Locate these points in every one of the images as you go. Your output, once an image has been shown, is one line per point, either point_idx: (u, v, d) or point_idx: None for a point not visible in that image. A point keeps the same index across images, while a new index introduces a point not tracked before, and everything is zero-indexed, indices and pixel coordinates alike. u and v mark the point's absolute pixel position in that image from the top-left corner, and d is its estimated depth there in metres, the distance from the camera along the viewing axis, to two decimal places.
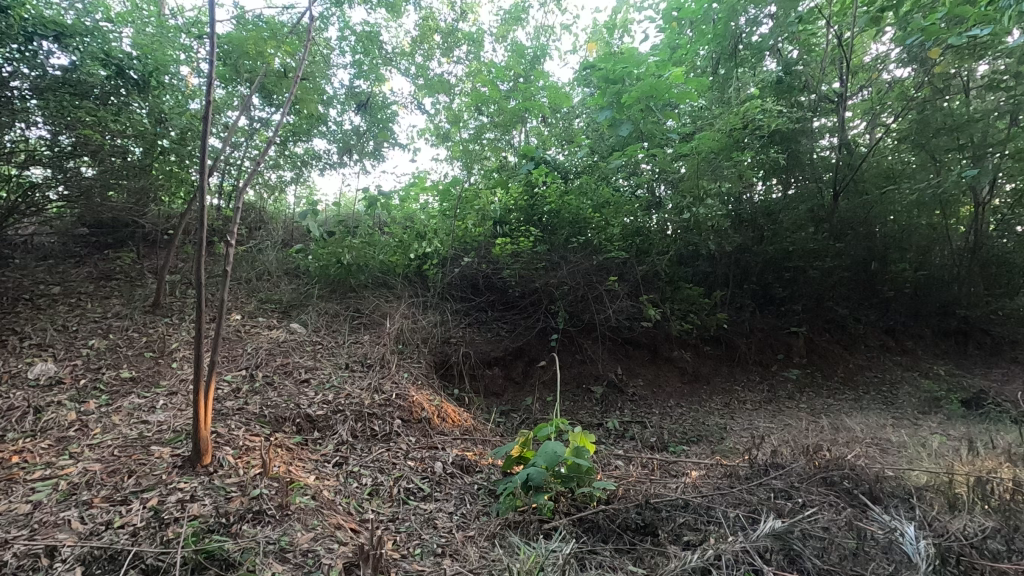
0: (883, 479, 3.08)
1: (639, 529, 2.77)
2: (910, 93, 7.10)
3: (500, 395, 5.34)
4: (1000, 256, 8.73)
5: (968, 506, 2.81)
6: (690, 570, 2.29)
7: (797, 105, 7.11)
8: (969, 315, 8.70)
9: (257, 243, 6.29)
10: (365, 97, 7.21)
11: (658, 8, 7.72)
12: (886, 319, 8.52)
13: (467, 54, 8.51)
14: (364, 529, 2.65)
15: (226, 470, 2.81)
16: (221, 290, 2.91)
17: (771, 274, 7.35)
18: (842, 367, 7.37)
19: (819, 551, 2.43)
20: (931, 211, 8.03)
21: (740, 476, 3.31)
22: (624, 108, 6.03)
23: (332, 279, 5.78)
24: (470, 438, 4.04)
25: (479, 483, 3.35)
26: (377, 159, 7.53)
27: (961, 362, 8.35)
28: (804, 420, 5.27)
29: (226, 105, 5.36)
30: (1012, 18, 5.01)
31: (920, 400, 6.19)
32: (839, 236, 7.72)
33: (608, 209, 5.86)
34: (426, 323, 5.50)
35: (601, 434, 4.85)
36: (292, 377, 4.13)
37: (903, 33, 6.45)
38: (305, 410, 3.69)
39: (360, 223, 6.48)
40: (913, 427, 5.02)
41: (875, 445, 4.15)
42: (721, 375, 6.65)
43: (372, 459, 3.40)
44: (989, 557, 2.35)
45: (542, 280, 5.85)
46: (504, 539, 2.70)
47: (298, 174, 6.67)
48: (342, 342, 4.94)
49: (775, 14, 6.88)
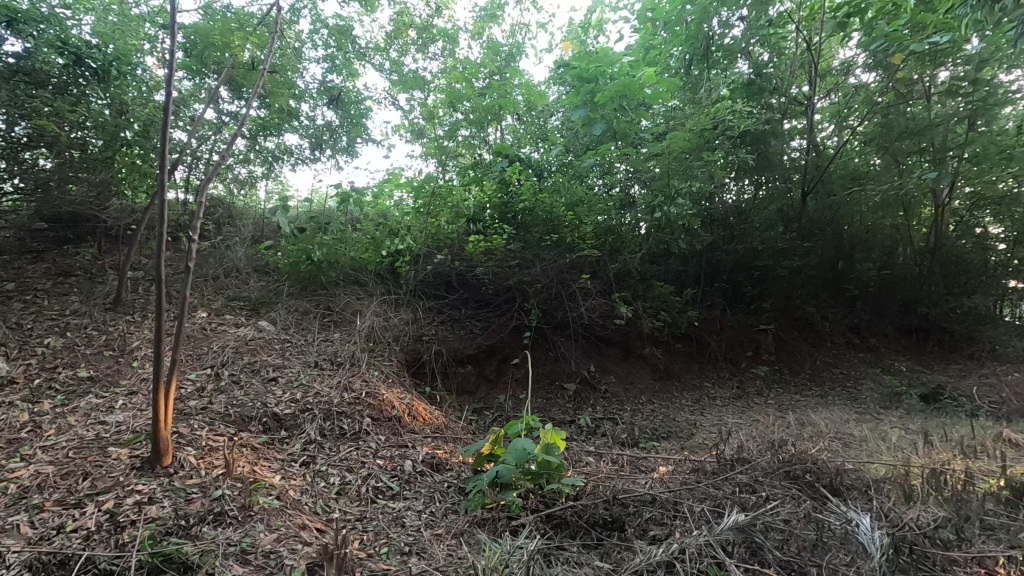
0: (843, 473, 3.16)
1: (607, 525, 2.79)
2: (874, 98, 7.34)
3: (473, 393, 5.33)
4: (960, 256, 9.05)
5: (922, 498, 2.91)
6: (654, 564, 2.31)
7: (767, 106, 7.26)
8: (930, 313, 9.01)
9: (225, 238, 6.12)
10: (337, 91, 7.02)
11: (633, 8, 7.80)
12: (852, 317, 8.75)
13: (442, 50, 8.43)
14: (330, 529, 2.61)
15: (187, 471, 2.75)
16: (184, 286, 2.81)
17: (742, 273, 7.48)
18: (809, 364, 7.54)
19: (779, 543, 2.48)
20: (893, 212, 8.32)
21: (706, 471, 3.36)
22: (597, 107, 6.09)
23: (303, 276, 5.68)
24: (441, 436, 4.02)
25: (449, 481, 3.34)
26: (350, 155, 7.42)
27: (922, 358, 8.63)
28: (771, 415, 5.38)
29: (193, 97, 5.18)
30: (969, 26, 5.21)
31: (881, 395, 6.37)
32: (807, 236, 7.89)
33: (582, 207, 5.90)
34: (399, 320, 5.44)
35: (573, 431, 4.88)
36: (260, 376, 4.05)
37: (868, 38, 6.65)
38: (272, 409, 3.63)
39: (332, 219, 6.38)
40: (874, 421, 5.18)
41: (839, 439, 4.26)
42: (692, 372, 6.76)
43: (340, 458, 3.36)
44: (941, 545, 2.44)
45: (516, 278, 5.70)
46: (472, 536, 2.70)
47: (269, 169, 6.61)
48: (312, 340, 4.86)
49: (746, 17, 7.04)
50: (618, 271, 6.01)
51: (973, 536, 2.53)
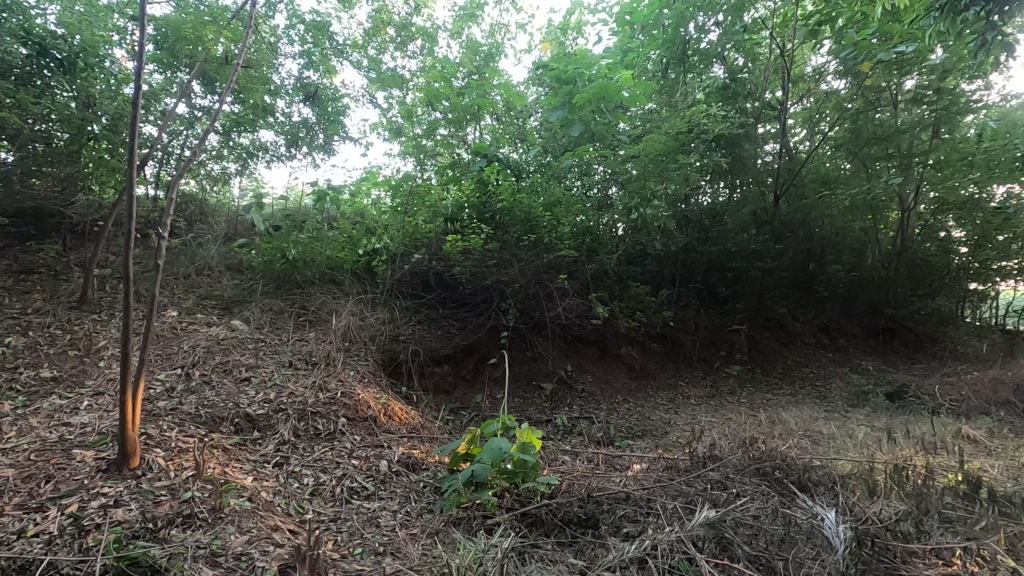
0: (811, 469, 3.25)
1: (581, 522, 2.82)
2: (845, 104, 7.60)
3: (449, 393, 5.33)
4: (925, 260, 9.36)
5: (885, 492, 3.02)
6: (627, 561, 2.35)
7: (742, 110, 7.40)
8: (896, 314, 9.29)
9: (197, 236, 5.99)
10: (313, 88, 6.93)
11: (612, 11, 7.89)
12: (822, 317, 8.97)
13: (421, 49, 8.36)
14: (303, 530, 2.59)
15: (155, 473, 2.69)
16: (153, 284, 2.73)
17: (716, 274, 7.60)
18: (780, 363, 7.71)
19: (748, 539, 2.54)
20: (861, 215, 8.61)
21: (679, 469, 3.42)
22: (576, 108, 6.14)
23: (277, 275, 5.60)
24: (417, 436, 4.01)
25: (425, 481, 3.33)
26: (327, 153, 7.34)
27: (888, 357, 8.90)
28: (743, 414, 5.49)
29: (164, 91, 5.05)
30: (933, 37, 5.40)
31: (849, 394, 6.56)
32: (779, 238, 8.06)
33: (560, 208, 5.94)
34: (375, 320, 5.39)
35: (550, 430, 4.91)
36: (232, 376, 3.98)
37: (839, 46, 6.86)
38: (244, 410, 3.57)
39: (307, 218, 6.30)
40: (841, 419, 5.33)
41: (808, 436, 4.38)
42: (667, 371, 6.86)
43: (315, 458, 3.32)
44: (901, 537, 2.54)
45: (494, 276, 5.71)
46: (446, 536, 2.69)
47: (243, 166, 6.52)
48: (286, 340, 4.79)
49: (722, 22, 7.21)
50: (595, 271, 6.06)
51: (932, 528, 2.63)
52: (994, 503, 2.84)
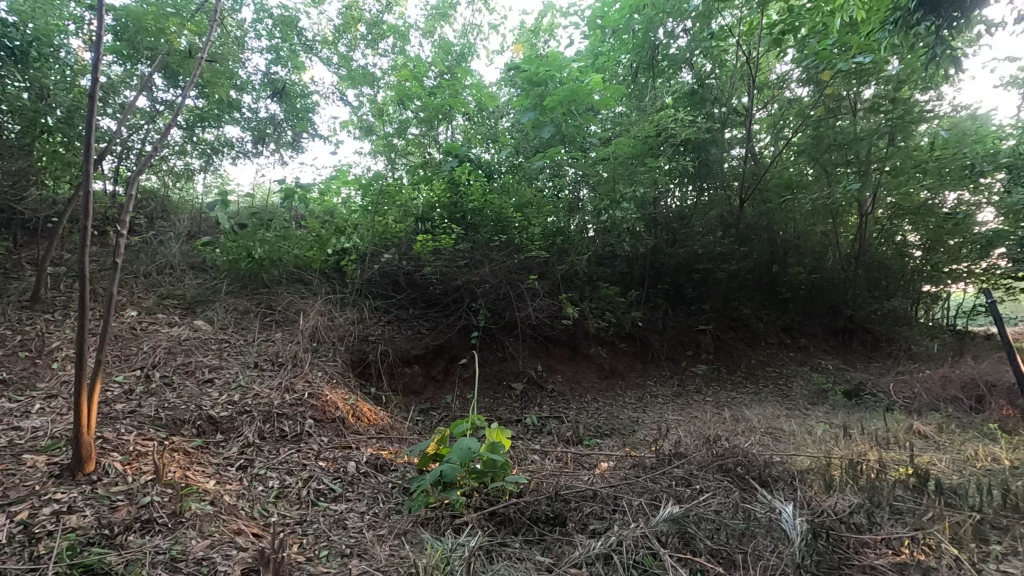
0: (770, 465, 3.35)
1: (549, 521, 2.85)
2: (807, 112, 7.84)
3: (419, 394, 5.31)
4: (881, 262, 9.80)
5: (841, 486, 3.14)
6: (593, 557, 2.39)
7: (708, 115, 7.63)
8: (854, 315, 9.64)
9: (158, 233, 5.81)
10: (281, 84, 6.83)
11: (583, 14, 7.99)
12: (785, 318, 9.23)
13: (393, 47, 8.29)
14: (267, 534, 2.55)
15: (112, 478, 2.61)
16: (111, 282, 2.65)
17: (683, 275, 7.74)
18: (744, 362, 7.92)
19: (710, 533, 2.60)
20: (821, 219, 8.93)
21: (645, 466, 3.48)
22: (547, 110, 6.21)
23: (243, 274, 5.48)
24: (386, 437, 3.98)
25: (393, 482, 3.31)
26: (296, 150, 7.19)
27: (847, 356, 9.22)
28: (708, 412, 5.62)
29: (124, 83, 4.87)
30: (888, 48, 5.63)
31: (810, 392, 6.78)
32: (745, 240, 8.26)
33: (531, 209, 5.98)
34: (344, 320, 5.32)
35: (520, 430, 4.94)
36: (194, 377, 3.87)
37: (801, 55, 7.09)
38: (207, 412, 3.49)
39: (275, 216, 6.21)
40: (802, 416, 5.51)
41: (769, 433, 4.52)
42: (636, 371, 6.96)
43: (280, 461, 3.27)
44: (854, 529, 2.65)
45: (464, 278, 5.66)
46: (414, 536, 2.69)
47: (207, 162, 6.37)
48: (251, 340, 4.69)
49: (690, 29, 7.37)
50: (566, 272, 6.11)
51: (882, 520, 2.75)
52: (941, 495, 2.99)
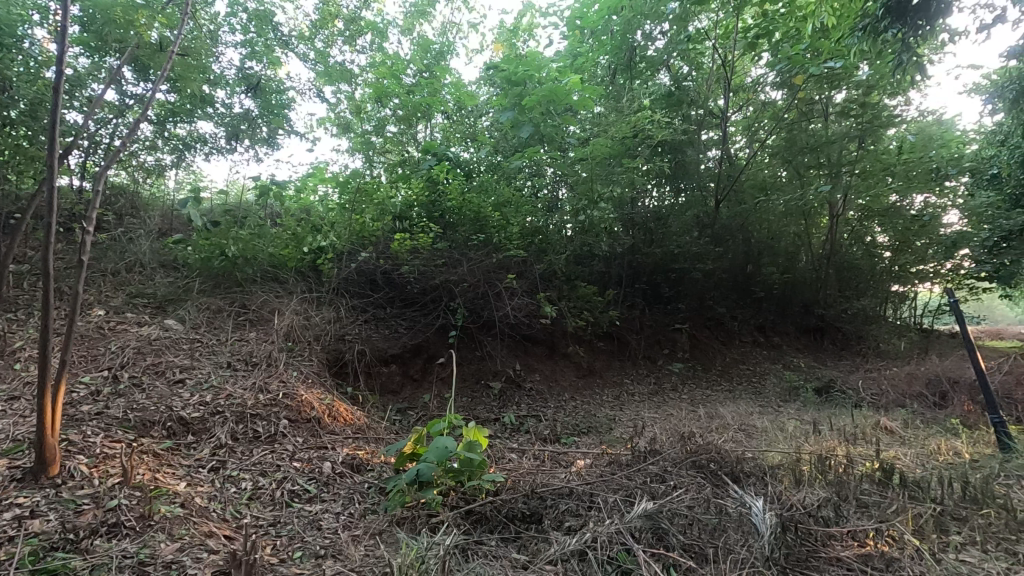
0: (743, 461, 3.41)
1: (525, 518, 2.87)
2: (781, 115, 7.98)
3: (397, 393, 5.29)
4: (852, 263, 10.14)
5: (811, 481, 3.22)
6: (568, 553, 2.42)
7: (685, 117, 7.74)
8: (826, 314, 9.86)
9: (127, 230, 5.65)
10: (256, 79, 6.72)
11: (562, 15, 8.03)
12: (759, 317, 9.40)
13: (371, 44, 8.19)
14: (239, 535, 2.51)
15: (77, 481, 2.54)
16: (77, 281, 2.58)
17: (660, 275, 7.83)
18: (719, 360, 8.05)
19: (684, 528, 2.65)
20: (794, 220, 9.13)
21: (622, 463, 3.53)
22: (525, 110, 6.24)
23: (215, 272, 5.37)
24: (362, 437, 3.95)
25: (369, 482, 3.29)
26: (270, 146, 7.06)
27: (818, 354, 9.44)
28: (684, 410, 5.70)
29: (92, 76, 4.73)
30: (857, 54, 5.78)
31: (782, 390, 6.92)
32: (721, 240, 8.39)
33: (509, 208, 5.97)
34: (320, 319, 5.26)
35: (498, 429, 4.94)
36: (164, 378, 3.79)
37: (775, 59, 7.24)
38: (178, 413, 3.42)
39: (249, 214, 6.10)
40: (774, 413, 5.63)
41: (743, 430, 4.61)
42: (613, 369, 7.03)
43: (253, 462, 3.22)
44: (822, 522, 2.73)
45: (442, 276, 5.63)
46: (390, 535, 2.68)
47: (179, 158, 6.24)
48: (224, 340, 4.61)
49: (667, 31, 7.47)
50: (544, 271, 6.14)
51: (849, 513, 2.84)
52: (905, 488, 3.10)
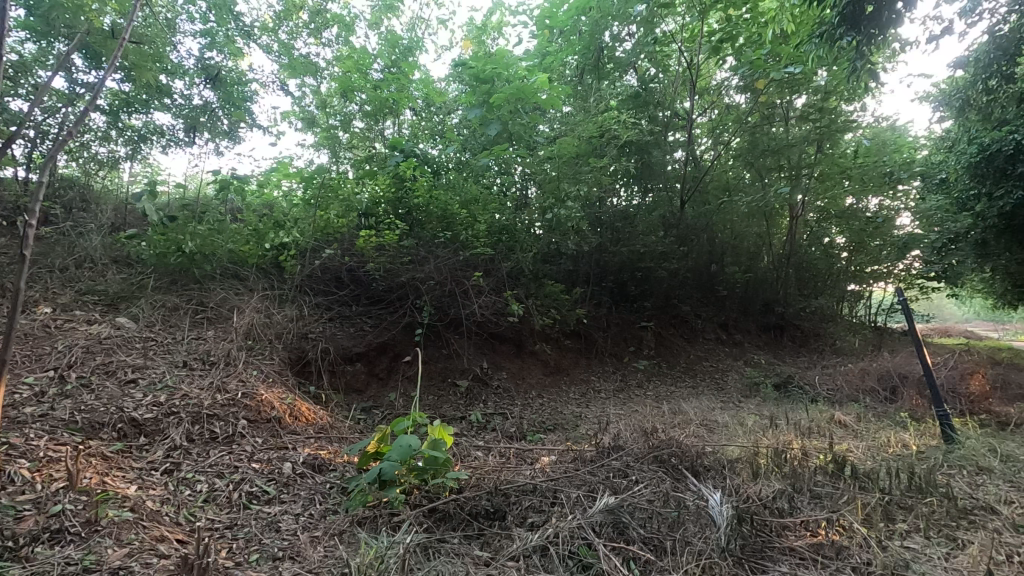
0: (703, 455, 3.49)
1: (489, 515, 2.87)
2: (744, 118, 8.19)
3: (362, 392, 5.22)
4: (810, 263, 10.46)
5: (767, 473, 3.32)
6: (530, 549, 2.43)
7: (651, 118, 7.86)
8: (785, 312, 10.15)
9: (77, 224, 5.41)
10: (216, 70, 6.50)
11: (532, 13, 8.06)
12: (722, 315, 9.61)
13: (337, 37, 8.02)
14: (193, 539, 2.43)
15: (18, 486, 2.42)
16: (17, 276, 2.46)
17: (627, 274, 7.92)
18: (683, 358, 8.21)
19: (643, 522, 2.69)
20: (756, 221, 9.37)
21: (585, 459, 3.56)
22: (493, 108, 6.22)
23: (172, 268, 5.19)
24: (324, 436, 3.89)
25: (331, 482, 3.23)
26: (232, 140, 6.87)
27: (778, 351, 9.72)
28: (648, 406, 5.80)
29: (39, 62, 4.52)
30: (816, 60, 5.98)
31: (743, 386, 7.11)
32: (685, 240, 8.55)
33: (476, 205, 5.91)
34: (282, 317, 5.15)
35: (464, 427, 4.92)
36: (115, 378, 3.65)
37: (738, 62, 7.40)
38: (129, 414, 3.29)
39: (208, 209, 5.91)
40: (735, 409, 5.77)
41: (704, 425, 4.71)
42: (581, 367, 7.09)
43: (209, 463, 3.13)
44: (776, 513, 2.81)
45: (408, 274, 5.58)
46: (351, 536, 2.64)
47: (134, 150, 6.02)
48: (180, 338, 4.46)
49: (635, 33, 7.57)
50: (511, 270, 6.14)
51: (802, 504, 2.94)
52: (856, 479, 3.22)
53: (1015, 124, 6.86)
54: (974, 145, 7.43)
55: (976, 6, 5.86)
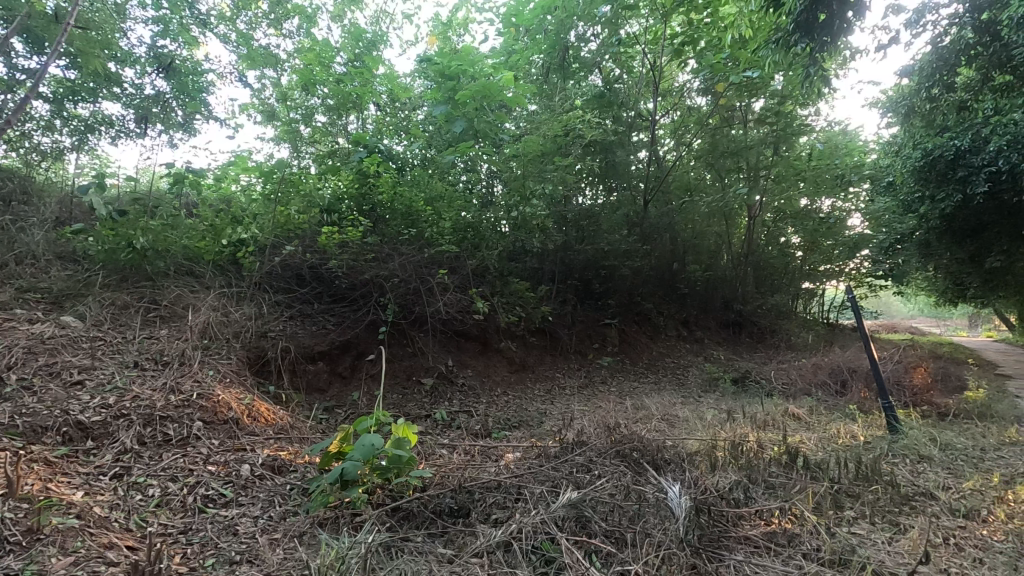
0: (663, 449, 3.57)
1: (452, 513, 2.87)
2: (705, 120, 8.38)
3: (324, 391, 5.12)
4: (768, 262, 10.80)
5: (724, 465, 3.42)
6: (493, 545, 2.45)
7: (615, 118, 7.95)
8: (743, 309, 10.46)
9: (17, 218, 5.11)
10: (168, 59, 6.26)
11: (498, 11, 8.05)
12: (684, 312, 9.83)
13: (298, 29, 7.81)
14: (144, 545, 2.35)
15: None
16: None
17: (592, 272, 8.02)
18: (646, 354, 8.37)
19: (605, 515, 2.74)
20: (717, 220, 9.61)
21: (549, 455, 3.59)
22: (459, 105, 6.21)
23: (122, 265, 4.97)
24: (284, 437, 3.80)
25: (291, 483, 3.17)
26: (187, 132, 6.63)
27: (737, 346, 10.01)
28: (611, 402, 5.89)
29: None
30: (772, 65, 6.17)
31: (703, 381, 7.30)
32: (648, 239, 8.71)
33: (442, 202, 5.84)
34: (240, 315, 5.01)
35: (428, 425, 4.89)
36: (60, 380, 3.48)
37: (700, 65, 7.56)
38: (75, 417, 3.14)
39: (161, 203, 5.68)
40: (695, 403, 5.92)
41: (665, 420, 4.81)
42: (546, 364, 7.14)
43: (162, 467, 3.02)
44: (732, 504, 2.91)
45: (372, 271, 5.51)
46: (311, 538, 2.60)
47: (80, 141, 5.74)
48: (131, 337, 4.29)
49: (600, 33, 7.65)
50: (476, 267, 6.13)
51: (757, 494, 3.05)
52: (807, 470, 3.35)
53: (954, 131, 7.25)
54: (918, 150, 7.72)
55: (920, 18, 6.16)
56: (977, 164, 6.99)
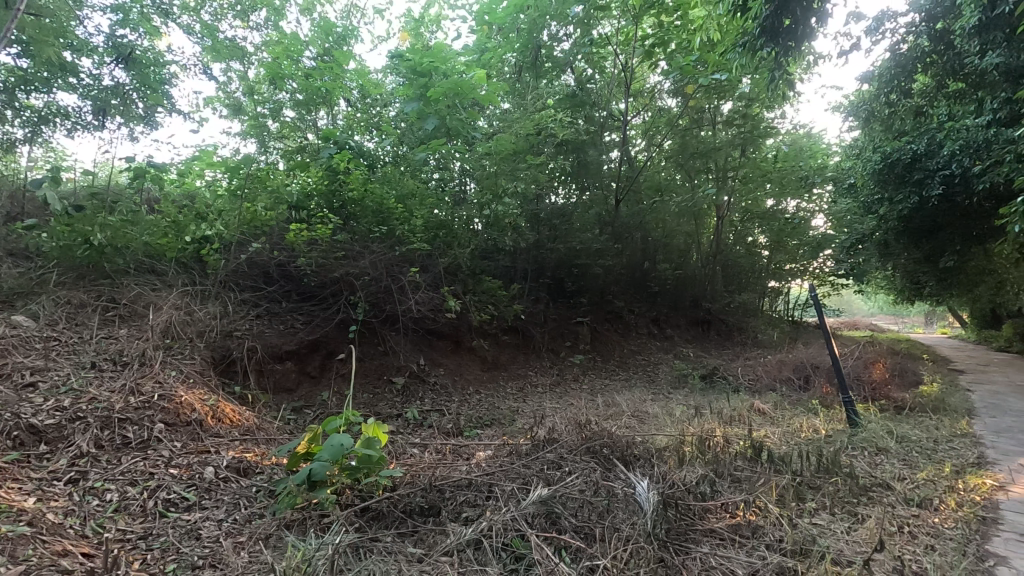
0: (633, 445, 3.61)
1: (423, 512, 2.85)
2: (676, 121, 8.50)
3: (292, 391, 5.04)
4: (735, 261, 11.03)
5: (692, 460, 3.48)
6: (464, 543, 2.44)
7: (587, 118, 8.01)
8: (712, 307, 10.67)
9: None
10: (128, 49, 6.05)
11: (471, 8, 8.03)
12: (655, 310, 9.97)
13: (266, 21, 7.63)
14: (101, 552, 2.27)
15: None
16: None
17: (564, 270, 8.06)
18: (617, 352, 8.47)
19: (575, 511, 2.77)
20: (686, 220, 9.76)
21: (520, 453, 3.61)
22: (430, 102, 6.19)
23: (79, 263, 4.79)
24: (251, 438, 3.73)
25: (258, 485, 3.11)
26: (149, 126, 6.38)
27: (706, 344, 10.21)
28: (582, 399, 5.95)
29: None
30: (739, 68, 6.29)
31: (672, 378, 7.42)
32: (620, 238, 8.80)
33: (413, 200, 5.78)
34: (205, 314, 4.88)
35: (399, 424, 4.85)
36: (10, 382, 3.33)
37: (670, 67, 7.66)
38: (27, 420, 3.01)
39: (121, 198, 5.48)
40: (664, 400, 6.02)
41: (635, 416, 4.88)
42: (518, 362, 7.16)
43: (120, 471, 2.92)
44: (699, 497, 2.97)
45: (342, 270, 5.44)
46: (278, 540, 2.55)
47: (34, 132, 5.51)
48: (89, 337, 4.14)
49: (572, 33, 7.71)
50: (447, 265, 6.10)
51: (723, 487, 3.12)
52: (771, 463, 3.45)
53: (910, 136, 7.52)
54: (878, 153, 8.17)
55: (879, 26, 6.38)
56: (932, 167, 7.36)
